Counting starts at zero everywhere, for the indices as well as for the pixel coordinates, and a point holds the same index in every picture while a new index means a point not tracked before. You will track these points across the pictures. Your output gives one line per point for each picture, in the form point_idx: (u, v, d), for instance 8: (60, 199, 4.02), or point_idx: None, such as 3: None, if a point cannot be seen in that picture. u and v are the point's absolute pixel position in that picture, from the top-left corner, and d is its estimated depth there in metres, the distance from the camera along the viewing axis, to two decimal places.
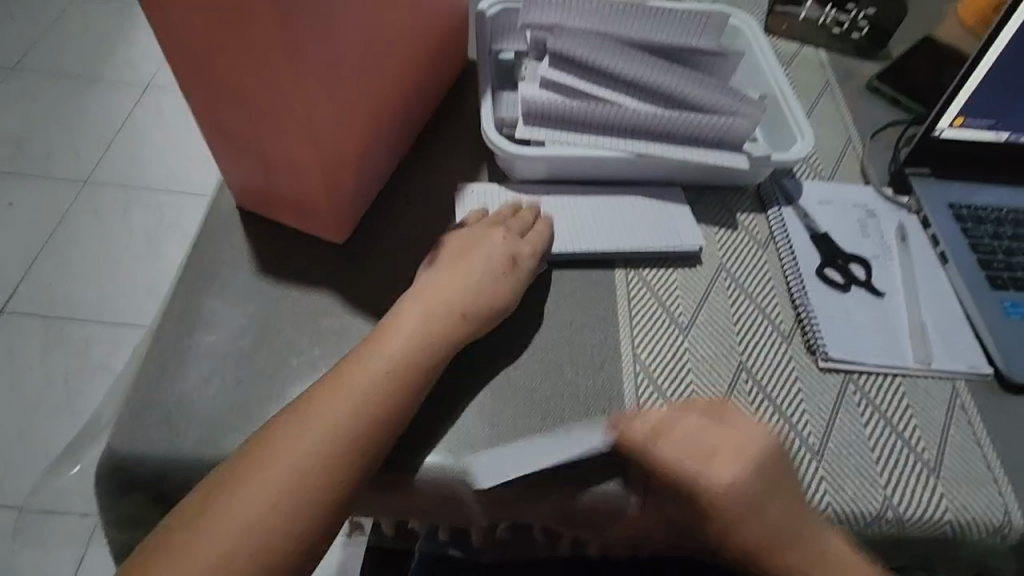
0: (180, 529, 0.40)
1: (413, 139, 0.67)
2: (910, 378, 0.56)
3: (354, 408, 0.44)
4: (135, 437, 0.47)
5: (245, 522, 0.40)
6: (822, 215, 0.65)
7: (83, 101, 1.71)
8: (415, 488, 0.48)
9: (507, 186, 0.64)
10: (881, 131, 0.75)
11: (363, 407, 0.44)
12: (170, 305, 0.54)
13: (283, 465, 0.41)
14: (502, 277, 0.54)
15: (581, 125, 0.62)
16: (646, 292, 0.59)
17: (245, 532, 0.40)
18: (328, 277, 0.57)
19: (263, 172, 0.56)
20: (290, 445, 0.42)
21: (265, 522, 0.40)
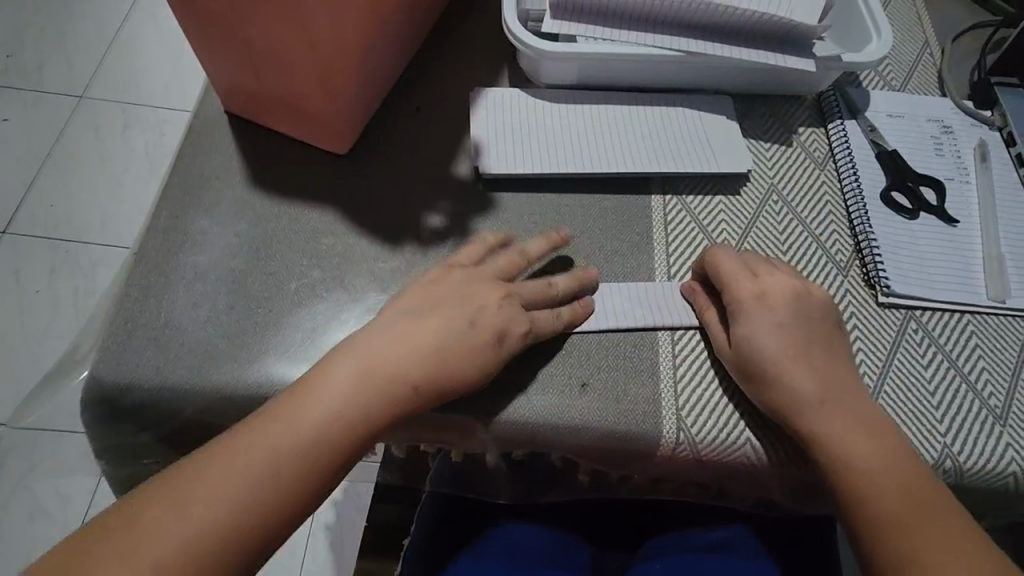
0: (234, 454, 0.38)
1: (425, 36, 0.58)
2: (980, 315, 0.50)
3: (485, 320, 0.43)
4: (120, 364, 0.43)
5: (347, 419, 0.39)
6: (891, 132, 0.57)
7: (72, 7, 1.59)
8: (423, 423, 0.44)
9: (529, 93, 0.56)
10: (964, 34, 0.65)
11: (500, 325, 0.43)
12: (154, 221, 0.48)
13: (381, 377, 0.40)
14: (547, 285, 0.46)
15: (620, 19, 0.53)
16: (685, 215, 0.52)
17: (327, 426, 0.39)
18: (329, 192, 0.51)
19: (252, 71, 0.48)
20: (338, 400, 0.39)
21: (356, 423, 0.39)
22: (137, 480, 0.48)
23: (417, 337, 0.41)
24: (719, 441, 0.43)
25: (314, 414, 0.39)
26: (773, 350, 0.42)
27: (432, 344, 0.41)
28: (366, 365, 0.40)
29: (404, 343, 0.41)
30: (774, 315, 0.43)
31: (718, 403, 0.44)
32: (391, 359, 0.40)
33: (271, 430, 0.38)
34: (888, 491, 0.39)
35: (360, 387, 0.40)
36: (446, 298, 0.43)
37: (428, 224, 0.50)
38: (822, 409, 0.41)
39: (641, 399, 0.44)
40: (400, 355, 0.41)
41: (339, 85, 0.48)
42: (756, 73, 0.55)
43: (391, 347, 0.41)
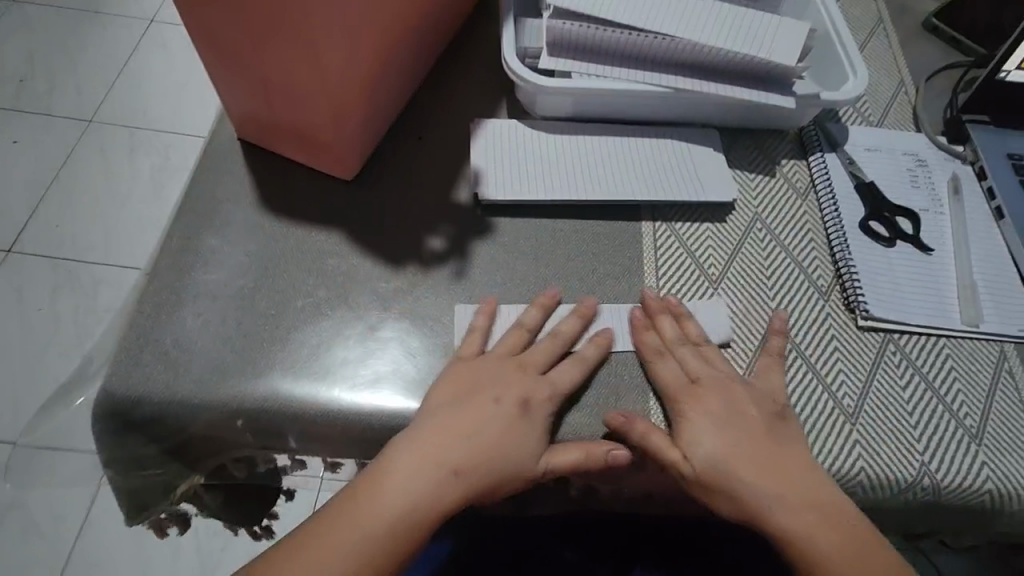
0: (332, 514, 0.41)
1: (429, 69, 0.62)
2: (955, 339, 0.52)
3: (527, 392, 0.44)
4: (131, 377, 0.44)
5: (426, 498, 0.40)
6: (869, 165, 0.60)
7: (85, 35, 1.64)
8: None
9: (526, 124, 0.59)
10: (937, 74, 0.69)
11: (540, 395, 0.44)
12: (167, 241, 0.51)
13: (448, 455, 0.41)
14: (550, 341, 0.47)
15: (613, 58, 0.56)
16: (674, 241, 0.55)
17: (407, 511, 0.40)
18: (335, 215, 0.53)
19: (262, 92, 0.51)
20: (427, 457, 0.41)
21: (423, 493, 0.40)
22: (141, 492, 0.50)
23: (464, 418, 0.43)
24: None
25: (388, 492, 0.40)
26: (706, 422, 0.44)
27: (488, 420, 0.43)
28: (428, 442, 0.42)
29: (459, 418, 0.43)
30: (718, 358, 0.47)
31: None
32: (453, 427, 0.42)
33: (368, 499, 0.40)
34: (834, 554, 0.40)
35: (428, 467, 0.41)
36: (486, 378, 0.45)
37: (429, 247, 0.53)
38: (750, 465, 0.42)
39: (631, 415, 0.46)
40: (462, 434, 0.42)
41: (347, 115, 0.51)
42: (740, 108, 0.59)
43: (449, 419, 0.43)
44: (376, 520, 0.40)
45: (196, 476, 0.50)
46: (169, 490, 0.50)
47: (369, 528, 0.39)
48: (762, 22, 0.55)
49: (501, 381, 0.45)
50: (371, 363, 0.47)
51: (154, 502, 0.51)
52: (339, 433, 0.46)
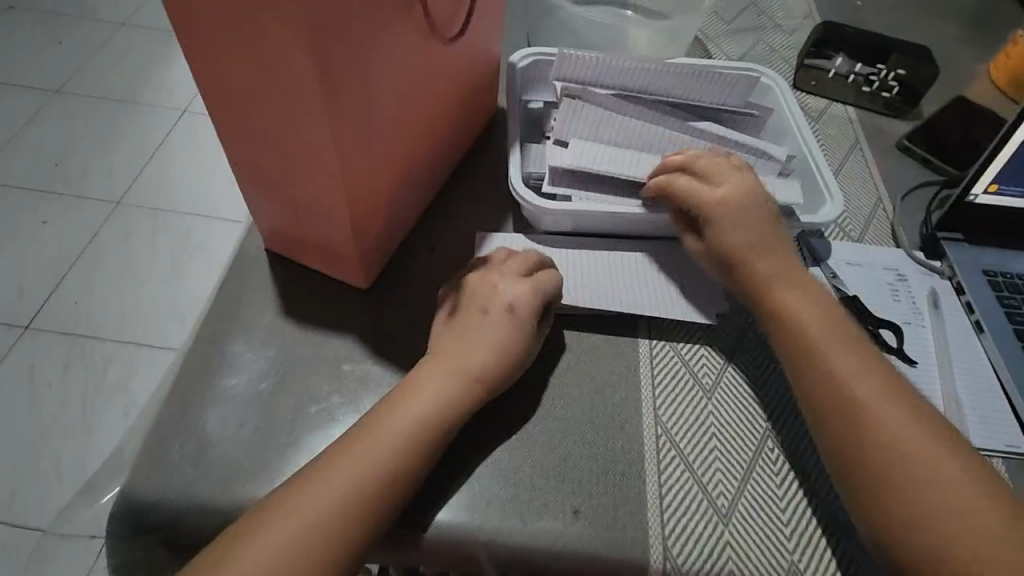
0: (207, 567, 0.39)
1: (442, 185, 0.68)
2: None
3: (455, 402, 0.48)
4: (150, 479, 0.46)
5: (366, 485, 0.42)
6: (850, 278, 0.64)
7: (121, 124, 1.76)
8: (429, 550, 0.46)
9: (530, 237, 0.64)
10: (911, 192, 0.75)
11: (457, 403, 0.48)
12: (193, 345, 0.54)
13: (376, 450, 0.44)
14: (504, 323, 0.51)
15: (612, 185, 0.62)
16: (670, 351, 0.58)
17: (327, 502, 0.41)
18: (351, 321, 0.57)
19: (294, 216, 0.56)
20: (315, 495, 0.41)
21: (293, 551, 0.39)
22: None
23: (372, 429, 0.45)
24: (704, 570, 0.46)
25: (268, 551, 0.39)
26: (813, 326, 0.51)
27: (408, 423, 0.46)
28: (367, 441, 0.44)
29: (395, 415, 0.46)
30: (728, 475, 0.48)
31: (701, 532, 0.47)
32: (364, 458, 0.43)
33: (250, 550, 0.39)
34: (934, 483, 0.43)
35: (365, 466, 0.43)
36: (455, 351, 0.50)
37: None
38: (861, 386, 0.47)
39: (630, 525, 0.47)
40: (368, 460, 0.43)
41: (365, 234, 0.56)
42: None
43: (360, 459, 0.43)
44: (308, 504, 0.41)
45: None
46: None
47: (290, 515, 0.41)
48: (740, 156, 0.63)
49: (433, 378, 0.48)
50: None
51: None
52: None
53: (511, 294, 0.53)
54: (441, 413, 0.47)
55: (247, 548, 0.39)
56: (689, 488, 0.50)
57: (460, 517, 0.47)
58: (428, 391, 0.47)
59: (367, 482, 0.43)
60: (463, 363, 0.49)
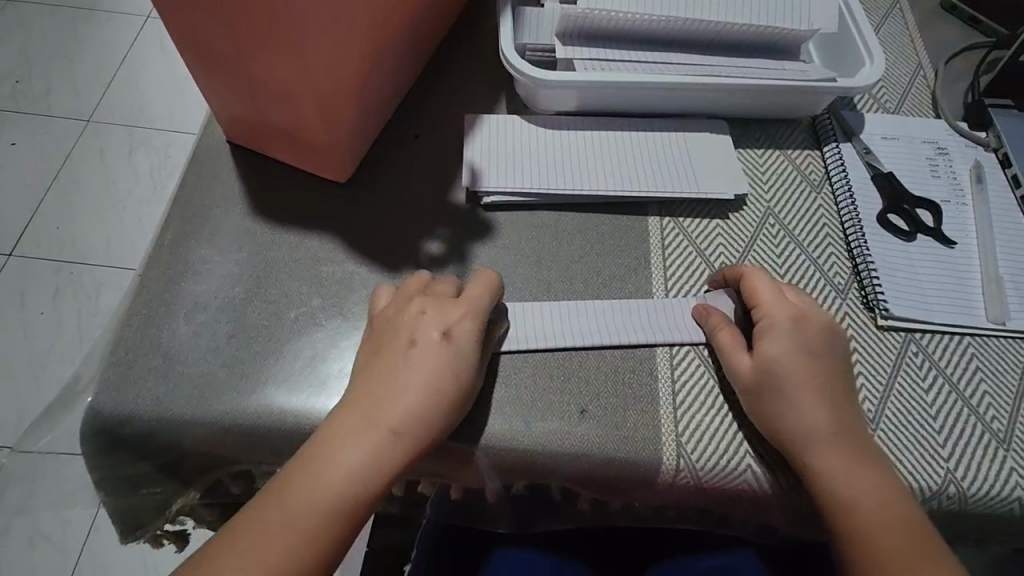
0: (248, 526, 0.38)
1: (424, 65, 0.59)
2: (980, 338, 0.49)
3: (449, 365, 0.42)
4: (121, 394, 0.43)
5: (369, 471, 0.39)
6: (885, 153, 0.57)
7: (81, 33, 1.61)
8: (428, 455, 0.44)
9: (525, 119, 0.57)
10: (957, 56, 0.66)
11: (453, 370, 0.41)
12: (156, 251, 0.49)
13: (382, 412, 0.40)
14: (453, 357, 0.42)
15: (616, 42, 0.55)
16: (682, 239, 0.52)
17: (337, 500, 0.38)
18: (329, 221, 0.51)
19: (252, 97, 0.49)
20: (319, 459, 0.39)
21: (318, 507, 0.38)
22: (134, 511, 0.48)
23: (382, 381, 0.41)
24: (721, 467, 0.43)
25: (297, 509, 0.38)
26: (798, 371, 0.43)
27: (380, 415, 0.40)
28: (352, 429, 0.40)
29: (365, 401, 0.40)
30: (799, 337, 0.44)
31: (718, 430, 0.44)
32: (375, 413, 0.40)
33: (273, 514, 0.38)
34: (875, 511, 0.40)
35: (363, 449, 0.39)
36: (399, 360, 0.42)
37: (426, 251, 0.51)
38: (788, 380, 0.42)
39: (641, 425, 0.44)
40: (376, 421, 0.40)
41: (337, 117, 0.49)
42: (748, 99, 0.56)
43: (365, 412, 0.40)
44: (318, 495, 0.38)
45: (192, 494, 0.48)
46: (165, 508, 0.49)
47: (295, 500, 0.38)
48: (773, 10, 0.54)
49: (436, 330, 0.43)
50: None
51: (150, 520, 0.49)
52: None
53: (441, 322, 0.43)
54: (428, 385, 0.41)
55: (273, 511, 0.38)
56: (704, 385, 0.46)
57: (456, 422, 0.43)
58: (423, 329, 0.43)
59: (375, 475, 0.39)
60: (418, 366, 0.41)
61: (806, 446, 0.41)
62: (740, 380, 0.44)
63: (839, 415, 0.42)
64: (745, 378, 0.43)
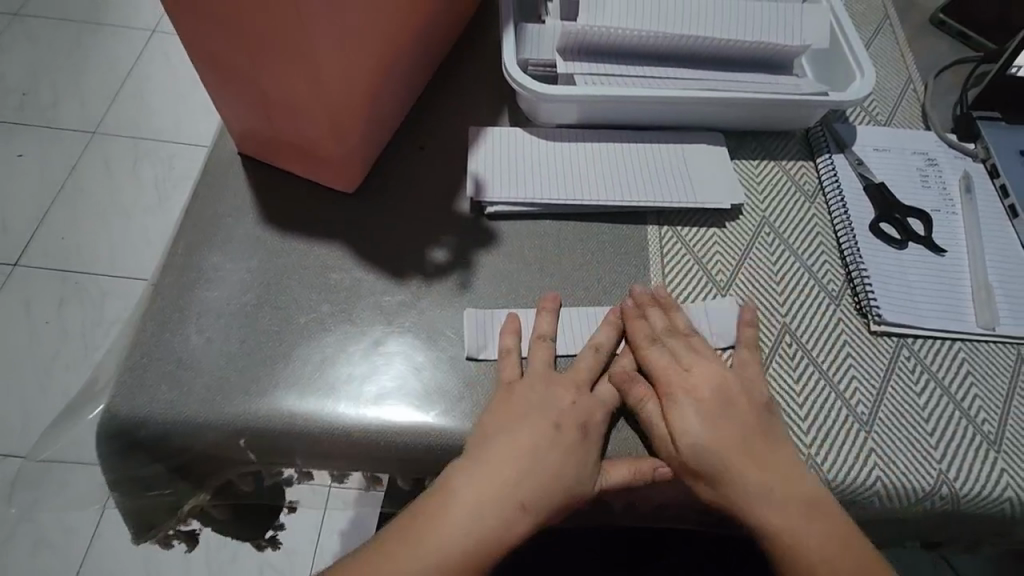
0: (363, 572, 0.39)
1: (429, 79, 0.61)
2: (970, 342, 0.51)
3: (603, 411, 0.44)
4: (136, 398, 0.44)
5: (481, 537, 0.39)
6: (877, 164, 0.59)
7: (88, 47, 1.64)
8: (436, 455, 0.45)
9: (527, 131, 0.59)
10: (946, 70, 0.68)
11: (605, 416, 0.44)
12: (170, 259, 0.50)
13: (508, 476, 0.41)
14: (581, 444, 0.42)
15: (614, 58, 0.57)
16: (681, 247, 0.54)
17: (475, 549, 0.39)
18: (337, 230, 0.53)
19: (264, 110, 0.51)
20: (439, 522, 0.40)
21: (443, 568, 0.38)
22: (146, 514, 0.49)
23: (519, 443, 0.42)
24: None
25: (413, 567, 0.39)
26: (722, 389, 0.44)
27: (507, 481, 0.40)
28: (493, 474, 0.41)
29: (487, 470, 0.41)
30: (714, 359, 0.46)
31: None
32: (502, 477, 0.41)
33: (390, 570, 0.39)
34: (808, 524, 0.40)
35: (489, 501, 0.40)
36: (526, 408, 0.43)
37: (432, 259, 0.52)
38: (676, 385, 0.44)
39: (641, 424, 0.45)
40: (498, 488, 0.40)
41: (346, 129, 0.50)
42: (744, 112, 0.58)
43: (490, 476, 0.41)
44: (455, 545, 0.39)
45: (202, 496, 0.50)
46: (175, 510, 0.50)
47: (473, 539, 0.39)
48: (767, 26, 0.56)
49: (556, 404, 0.44)
50: (377, 377, 0.46)
51: (160, 522, 0.50)
52: (344, 451, 0.45)
53: (582, 407, 0.44)
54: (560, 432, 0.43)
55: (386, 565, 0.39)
56: None
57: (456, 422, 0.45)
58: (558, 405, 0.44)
59: (486, 545, 0.39)
60: (554, 416, 0.43)
61: (726, 461, 0.41)
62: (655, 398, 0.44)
63: (764, 427, 0.43)
64: (670, 394, 0.44)
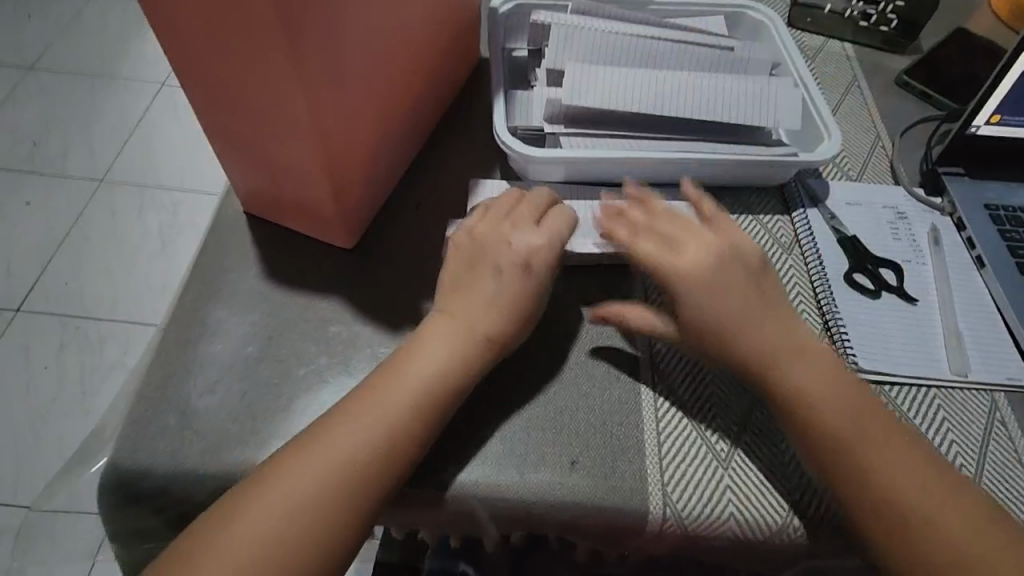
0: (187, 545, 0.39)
1: (424, 140, 0.65)
2: (945, 390, 0.53)
3: (447, 366, 0.45)
4: (139, 449, 0.45)
5: (321, 504, 0.40)
6: (848, 217, 0.62)
7: (98, 101, 1.70)
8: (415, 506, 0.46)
9: (515, 188, 0.62)
10: (912, 128, 0.72)
11: (451, 368, 0.45)
12: (176, 313, 0.53)
13: (343, 449, 0.41)
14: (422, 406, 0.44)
15: (599, 124, 0.61)
16: (664, 298, 0.56)
17: (296, 506, 0.39)
18: (336, 284, 0.56)
19: (269, 172, 0.54)
20: (269, 494, 0.39)
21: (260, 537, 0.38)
22: (142, 566, 0.50)
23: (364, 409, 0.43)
24: (705, 514, 0.45)
25: (227, 542, 0.38)
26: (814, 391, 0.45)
27: (348, 451, 0.41)
28: (324, 453, 0.41)
29: (331, 444, 0.41)
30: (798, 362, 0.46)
31: (702, 479, 0.47)
32: (343, 445, 0.41)
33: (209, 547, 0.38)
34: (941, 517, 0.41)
35: (327, 478, 0.40)
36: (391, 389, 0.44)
37: (426, 311, 0.55)
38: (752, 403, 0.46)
39: (628, 473, 0.47)
40: (341, 456, 0.41)
41: (346, 190, 0.53)
42: (722, 171, 0.61)
43: (336, 445, 0.41)
44: (280, 503, 0.39)
45: None
46: None
47: (235, 536, 0.38)
48: (742, 92, 0.60)
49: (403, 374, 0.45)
50: None
51: None
52: None
53: (429, 376, 0.45)
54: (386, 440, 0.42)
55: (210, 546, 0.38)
56: (688, 441, 0.48)
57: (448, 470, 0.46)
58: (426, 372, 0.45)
59: (316, 515, 0.39)
60: (408, 385, 0.44)
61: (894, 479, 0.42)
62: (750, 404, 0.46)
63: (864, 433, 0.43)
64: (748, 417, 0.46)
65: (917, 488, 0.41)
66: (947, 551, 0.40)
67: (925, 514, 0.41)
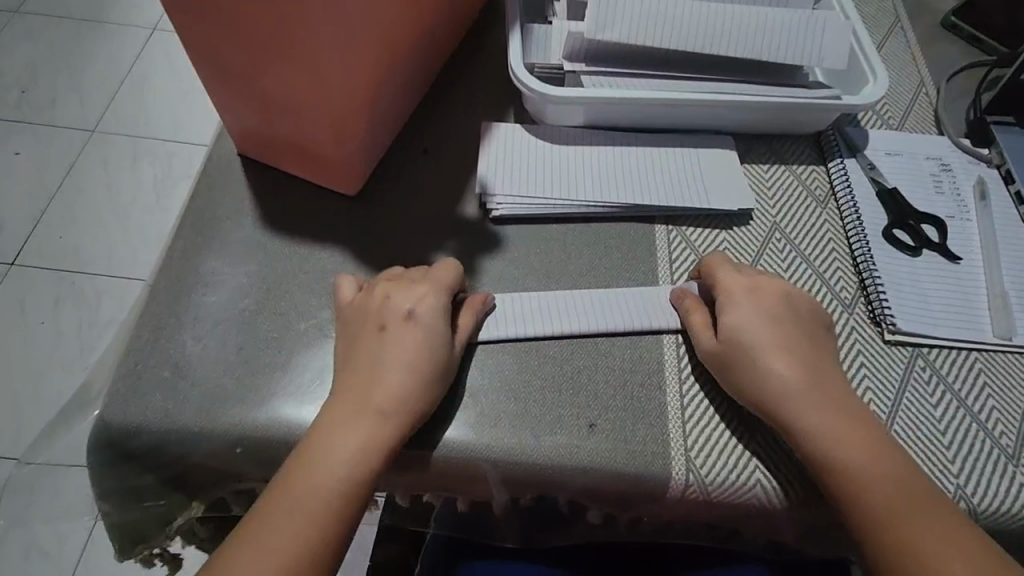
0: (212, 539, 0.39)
1: (432, 79, 0.60)
2: (987, 353, 0.50)
3: (425, 317, 0.44)
4: (129, 406, 0.43)
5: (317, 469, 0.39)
6: (888, 169, 0.58)
7: (87, 45, 1.62)
8: (425, 468, 0.44)
9: (530, 133, 0.57)
10: (959, 74, 0.67)
11: (426, 317, 0.44)
12: (167, 262, 0.49)
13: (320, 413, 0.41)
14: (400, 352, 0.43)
15: (624, 62, 0.56)
16: (689, 252, 0.53)
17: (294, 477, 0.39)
18: (338, 233, 0.52)
19: (265, 111, 0.49)
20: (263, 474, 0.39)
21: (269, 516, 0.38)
22: (138, 525, 0.48)
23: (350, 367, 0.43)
24: (731, 481, 0.43)
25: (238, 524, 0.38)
26: (759, 337, 0.44)
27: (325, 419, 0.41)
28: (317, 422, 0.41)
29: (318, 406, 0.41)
30: (763, 305, 0.46)
31: (728, 444, 0.44)
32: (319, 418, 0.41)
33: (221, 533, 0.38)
34: (877, 477, 0.40)
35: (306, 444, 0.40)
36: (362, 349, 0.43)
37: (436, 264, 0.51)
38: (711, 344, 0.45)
39: (651, 439, 0.44)
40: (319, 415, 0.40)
41: (350, 130, 0.49)
42: (756, 115, 0.56)
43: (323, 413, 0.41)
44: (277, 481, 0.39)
45: (196, 506, 0.48)
46: (168, 521, 0.48)
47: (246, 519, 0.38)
48: (783, 26, 0.55)
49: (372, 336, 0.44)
50: None
51: (153, 534, 0.49)
52: None
53: (388, 324, 0.44)
54: (363, 464, 0.40)
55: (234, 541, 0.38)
56: (713, 404, 0.45)
57: (459, 431, 0.43)
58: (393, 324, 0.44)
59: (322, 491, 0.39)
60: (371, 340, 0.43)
61: (828, 429, 0.41)
62: (709, 352, 0.45)
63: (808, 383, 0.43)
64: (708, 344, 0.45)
65: (850, 440, 0.41)
66: (893, 513, 0.39)
67: (857, 464, 0.40)
